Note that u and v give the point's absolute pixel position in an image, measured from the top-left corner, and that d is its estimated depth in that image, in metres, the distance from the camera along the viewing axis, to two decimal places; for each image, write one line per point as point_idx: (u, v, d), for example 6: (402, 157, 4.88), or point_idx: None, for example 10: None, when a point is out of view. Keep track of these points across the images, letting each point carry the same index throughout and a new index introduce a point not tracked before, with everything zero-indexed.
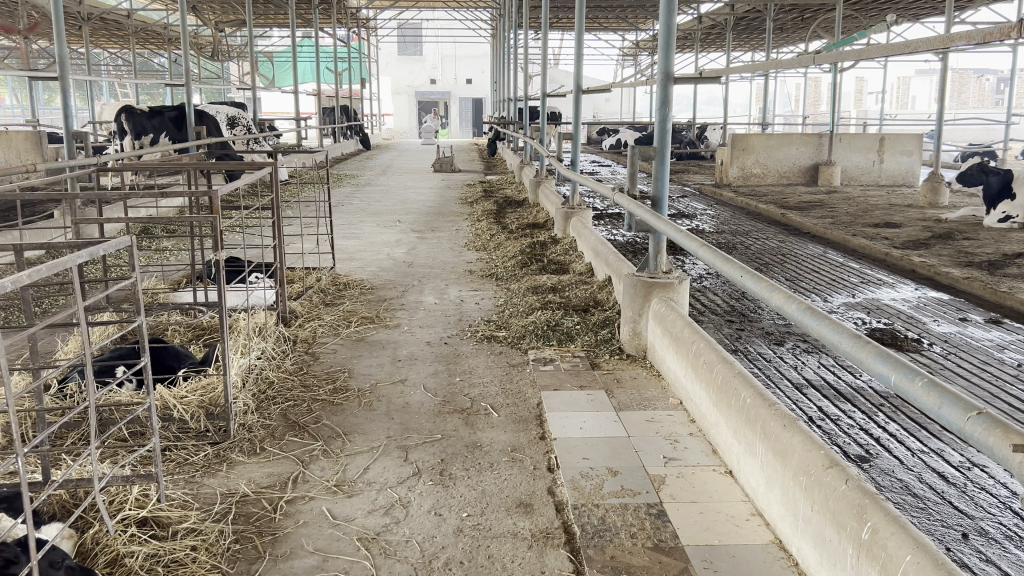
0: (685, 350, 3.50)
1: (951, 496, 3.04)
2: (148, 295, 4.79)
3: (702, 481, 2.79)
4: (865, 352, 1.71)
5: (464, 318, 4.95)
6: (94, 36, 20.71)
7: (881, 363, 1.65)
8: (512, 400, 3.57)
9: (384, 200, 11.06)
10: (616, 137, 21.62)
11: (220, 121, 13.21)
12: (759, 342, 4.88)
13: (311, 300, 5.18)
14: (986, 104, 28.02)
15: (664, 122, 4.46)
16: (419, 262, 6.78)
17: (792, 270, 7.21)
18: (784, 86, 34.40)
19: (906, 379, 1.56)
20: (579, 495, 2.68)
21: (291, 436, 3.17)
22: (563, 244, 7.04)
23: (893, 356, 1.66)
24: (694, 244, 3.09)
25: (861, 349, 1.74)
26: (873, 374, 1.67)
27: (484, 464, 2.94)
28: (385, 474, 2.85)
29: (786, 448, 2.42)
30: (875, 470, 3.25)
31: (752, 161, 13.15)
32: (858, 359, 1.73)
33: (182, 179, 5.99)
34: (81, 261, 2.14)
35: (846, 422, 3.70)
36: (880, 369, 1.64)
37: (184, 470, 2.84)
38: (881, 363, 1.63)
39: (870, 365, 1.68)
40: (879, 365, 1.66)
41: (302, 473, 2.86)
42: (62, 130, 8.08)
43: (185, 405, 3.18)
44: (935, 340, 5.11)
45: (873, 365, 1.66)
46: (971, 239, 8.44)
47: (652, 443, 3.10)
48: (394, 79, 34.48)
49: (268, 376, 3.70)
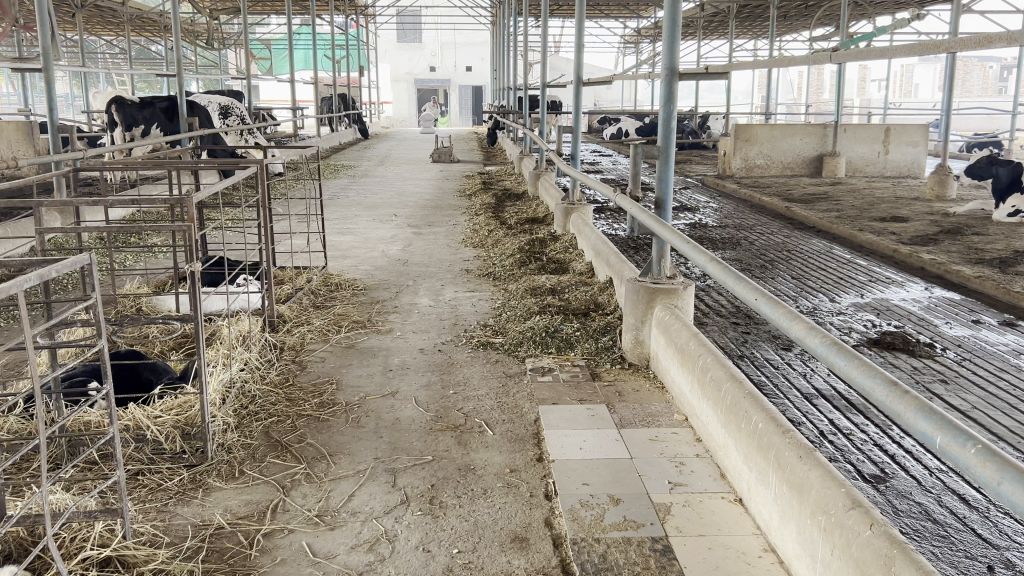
0: (690, 364, 3.31)
1: (973, 522, 2.86)
2: (129, 301, 4.58)
3: (711, 511, 2.60)
4: (905, 406, 1.52)
5: (460, 322, 4.76)
6: (89, 24, 20.44)
7: (926, 421, 1.46)
8: (508, 416, 3.38)
9: (381, 193, 10.83)
10: (617, 126, 21.39)
11: (212, 111, 12.97)
12: (766, 347, 4.70)
13: (301, 302, 4.99)
14: (990, 93, 27.63)
15: (668, 121, 4.27)
16: (414, 260, 6.58)
17: (797, 268, 7.02)
18: (787, 76, 33.97)
19: (958, 443, 1.38)
20: (578, 528, 2.49)
21: (273, 457, 2.99)
22: (563, 242, 6.84)
23: (937, 411, 1.47)
24: (703, 257, 2.89)
25: (901, 401, 1.55)
26: (913, 431, 1.48)
27: (477, 491, 2.75)
28: (371, 503, 2.66)
29: (802, 481, 2.23)
30: (892, 492, 3.06)
31: (756, 152, 12.91)
32: (896, 413, 1.54)
33: (170, 177, 5.77)
34: (27, 285, 1.90)
35: (859, 438, 3.51)
36: (924, 427, 1.45)
37: (157, 498, 2.66)
38: (926, 422, 1.45)
39: (912, 422, 1.49)
40: (923, 423, 1.47)
41: (282, 501, 2.68)
42: (49, 123, 7.83)
43: (160, 426, 2.99)
44: (948, 345, 4.90)
45: (917, 421, 1.47)
46: (980, 234, 8.23)
47: (657, 466, 2.91)
48: (393, 66, 34.16)
49: (251, 391, 3.52)
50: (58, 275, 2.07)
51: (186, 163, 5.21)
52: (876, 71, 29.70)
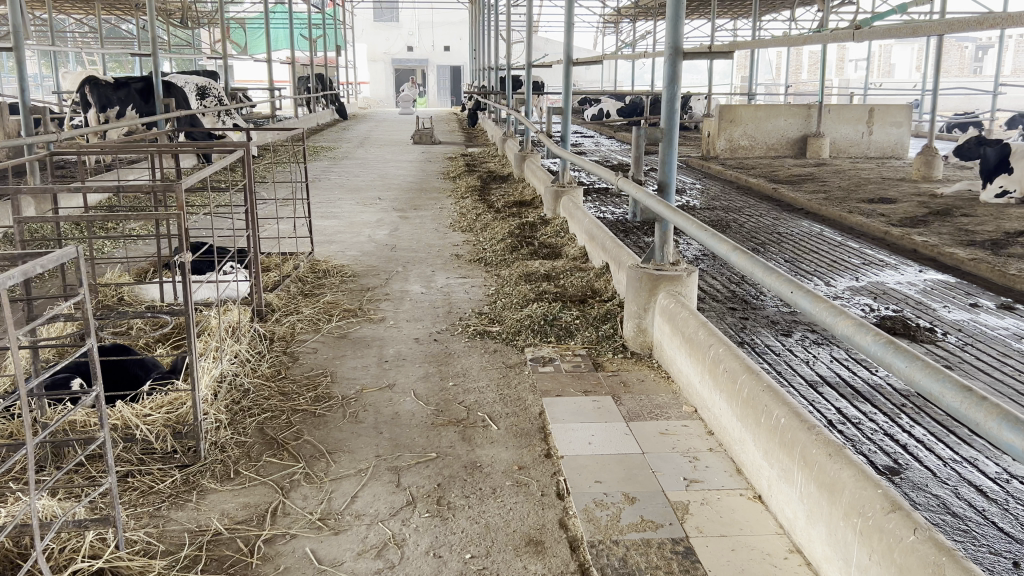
0: (700, 353, 3.21)
1: (994, 516, 2.75)
2: (110, 291, 4.40)
3: (730, 509, 2.51)
4: (984, 415, 1.40)
5: (453, 310, 4.63)
6: (59, 3, 19.91)
7: (1013, 433, 1.34)
8: (512, 409, 3.27)
9: (363, 175, 10.66)
10: (598, 107, 21.22)
11: (189, 92, 12.63)
12: (766, 333, 4.61)
13: (288, 290, 4.83)
14: (966, 74, 27.54)
15: (672, 102, 4.17)
16: (402, 244, 6.45)
17: (789, 250, 6.94)
18: (766, 57, 33.86)
19: None
20: (595, 529, 2.39)
21: (269, 456, 2.86)
22: (554, 225, 6.71)
23: (1022, 420, 1.36)
24: (723, 246, 2.76)
25: (980, 408, 1.43)
26: (994, 443, 1.38)
27: (486, 490, 2.63)
28: (376, 505, 2.54)
29: (832, 481, 2.14)
30: (907, 484, 2.94)
31: (740, 133, 12.79)
32: (975, 423, 1.42)
33: (147, 163, 5.55)
34: (10, 282, 1.75)
35: (868, 427, 3.40)
36: (1010, 439, 1.34)
37: (148, 501, 2.53)
38: (1014, 433, 1.33)
39: (994, 432, 1.37)
40: (1008, 434, 1.35)
41: (282, 503, 2.55)
42: (22, 106, 7.55)
43: (150, 425, 2.84)
44: (948, 329, 4.82)
45: (1001, 432, 1.35)
46: (969, 216, 8.17)
47: (670, 462, 2.81)
48: (370, 46, 33.82)
49: (243, 385, 3.38)
50: (42, 270, 1.91)
51: (165, 145, 5.01)
52: (854, 53, 29.74)
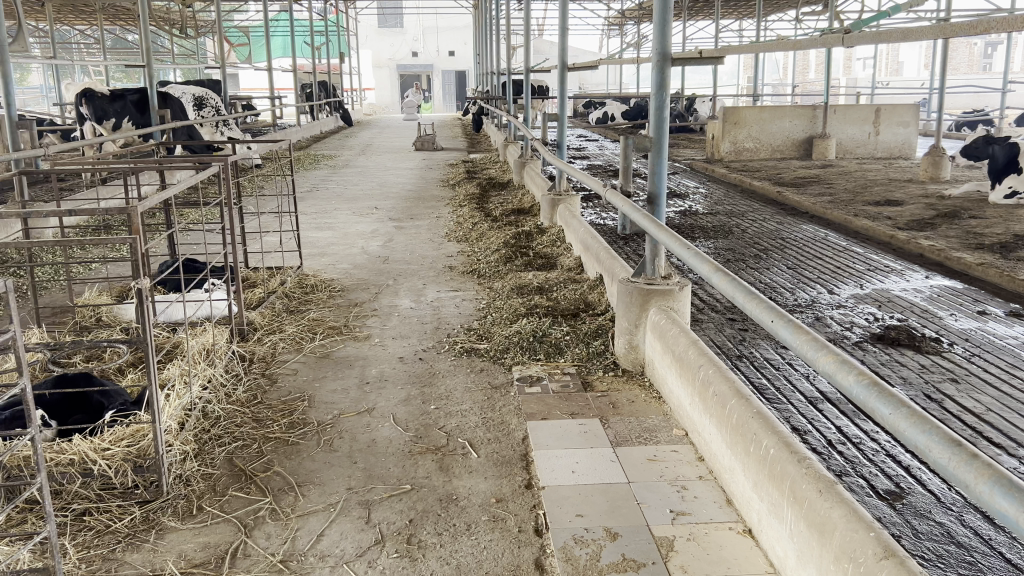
0: (690, 375, 3.04)
1: (1001, 546, 2.57)
2: (88, 310, 4.26)
3: (718, 545, 2.35)
4: (975, 476, 1.29)
5: (442, 326, 4.48)
6: (60, 14, 19.86)
7: (1007, 501, 1.22)
8: (494, 434, 3.12)
9: (361, 184, 10.55)
10: (603, 110, 21.05)
11: (186, 103, 12.59)
12: (765, 345, 4.43)
13: (273, 307, 4.70)
14: (976, 71, 27.16)
15: (660, 111, 4.02)
16: (395, 257, 6.31)
17: (792, 256, 6.77)
18: (772, 58, 33.64)
19: None
20: (572, 570, 2.25)
21: (235, 490, 2.72)
22: (550, 234, 6.57)
23: (1017, 484, 1.24)
24: (706, 267, 2.60)
25: (970, 468, 1.31)
26: (985, 508, 1.26)
27: (460, 526, 2.49)
28: (342, 544, 2.40)
29: (823, 520, 1.98)
30: (909, 511, 2.77)
31: (744, 135, 12.61)
32: (966, 486, 1.31)
33: (130, 177, 5.41)
34: None
35: (870, 447, 3.23)
36: (1003, 507, 1.22)
37: (103, 543, 2.39)
38: (1008, 501, 1.21)
39: (987, 498, 1.26)
40: (1002, 501, 1.23)
41: (244, 543, 2.41)
42: (10, 122, 7.46)
43: (109, 459, 2.70)
44: (955, 339, 4.64)
45: (994, 499, 1.23)
46: (977, 218, 7.98)
47: (657, 493, 2.66)
48: (375, 52, 33.87)
49: (214, 412, 3.25)
50: None
51: (156, 160, 4.84)
52: (861, 51, 29.54)
